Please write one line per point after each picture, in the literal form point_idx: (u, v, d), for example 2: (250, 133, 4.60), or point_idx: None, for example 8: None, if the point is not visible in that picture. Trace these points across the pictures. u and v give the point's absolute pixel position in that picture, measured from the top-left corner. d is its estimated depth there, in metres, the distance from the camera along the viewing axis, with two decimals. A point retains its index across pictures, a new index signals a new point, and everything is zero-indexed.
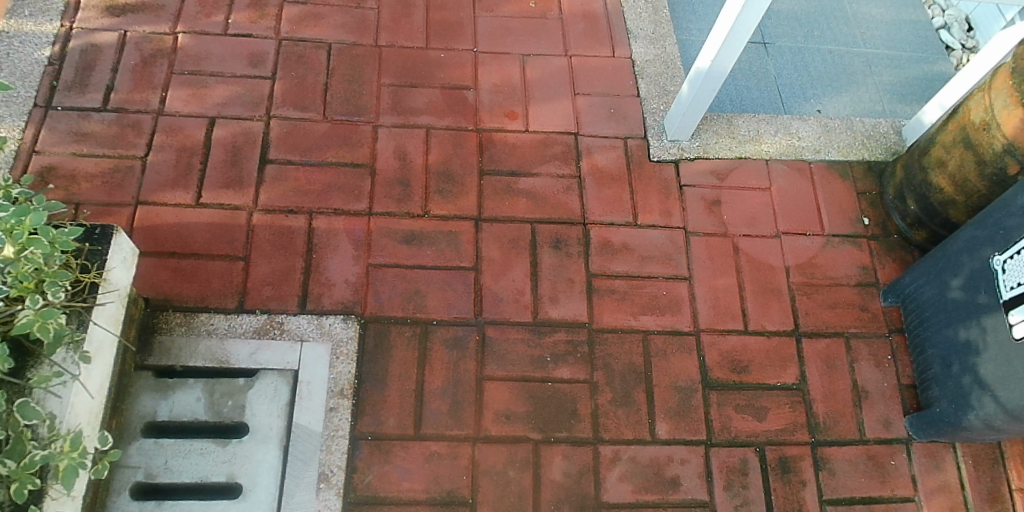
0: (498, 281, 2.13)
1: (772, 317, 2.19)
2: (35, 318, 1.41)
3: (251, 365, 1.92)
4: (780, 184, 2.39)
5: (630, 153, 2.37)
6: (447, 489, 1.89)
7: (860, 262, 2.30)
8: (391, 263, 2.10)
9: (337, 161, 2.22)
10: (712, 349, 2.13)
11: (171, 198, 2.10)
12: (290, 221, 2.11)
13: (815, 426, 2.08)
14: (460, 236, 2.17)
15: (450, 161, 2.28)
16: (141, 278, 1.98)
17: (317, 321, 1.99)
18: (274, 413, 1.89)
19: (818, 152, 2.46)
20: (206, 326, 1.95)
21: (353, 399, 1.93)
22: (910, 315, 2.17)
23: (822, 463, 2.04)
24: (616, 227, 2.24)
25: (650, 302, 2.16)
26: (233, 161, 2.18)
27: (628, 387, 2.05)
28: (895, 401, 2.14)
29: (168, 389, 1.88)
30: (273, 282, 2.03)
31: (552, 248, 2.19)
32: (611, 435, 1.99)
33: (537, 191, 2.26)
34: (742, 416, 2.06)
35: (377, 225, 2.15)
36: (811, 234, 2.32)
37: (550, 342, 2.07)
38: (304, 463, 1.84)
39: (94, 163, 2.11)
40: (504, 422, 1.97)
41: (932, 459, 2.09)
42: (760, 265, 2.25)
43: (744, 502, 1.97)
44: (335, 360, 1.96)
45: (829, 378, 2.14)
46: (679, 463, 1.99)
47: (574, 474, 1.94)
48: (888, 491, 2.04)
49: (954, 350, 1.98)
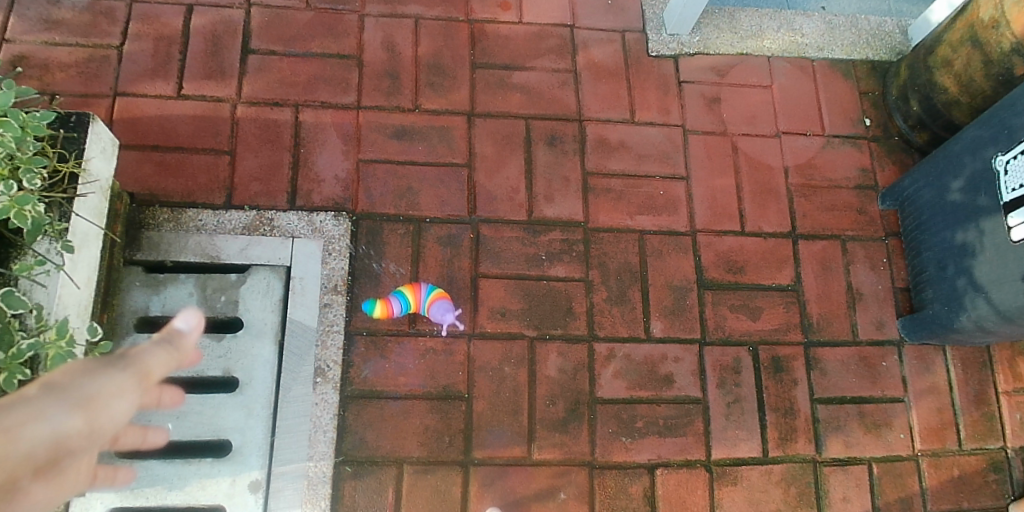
0: (493, 179, 2.08)
1: (769, 219, 2.17)
2: (11, 204, 1.32)
3: (242, 261, 1.88)
4: (782, 82, 2.31)
5: (629, 47, 2.27)
6: (444, 384, 1.90)
7: (860, 164, 2.27)
8: (382, 159, 2.04)
9: (323, 52, 2.11)
10: (708, 250, 2.11)
11: (150, 89, 2.00)
12: (275, 113, 2.03)
13: (809, 326, 2.10)
14: (452, 131, 2.10)
15: (440, 53, 2.17)
16: (125, 173, 1.91)
17: (308, 218, 1.95)
18: (267, 309, 1.87)
19: (821, 49, 2.36)
20: (194, 222, 1.90)
21: (347, 296, 1.91)
22: (908, 218, 2.16)
23: (814, 363, 2.07)
24: (613, 124, 2.18)
25: (647, 202, 2.12)
26: (214, 52, 2.06)
27: (624, 285, 2.04)
28: (888, 304, 2.15)
29: (159, 284, 1.84)
30: (261, 177, 1.97)
31: (547, 145, 2.13)
32: (607, 333, 2.00)
33: (531, 86, 2.18)
34: (737, 316, 2.07)
35: (366, 118, 2.07)
36: (811, 135, 2.27)
37: (546, 241, 2.05)
38: (301, 357, 1.84)
39: (67, 53, 2.00)
40: (499, 319, 1.97)
41: (922, 361, 2.12)
42: (759, 167, 2.21)
43: (736, 400, 2.01)
44: (327, 257, 1.92)
45: (824, 280, 2.14)
46: (673, 361, 2.01)
47: (569, 371, 1.96)
48: (877, 391, 2.08)
49: (950, 253, 1.98)
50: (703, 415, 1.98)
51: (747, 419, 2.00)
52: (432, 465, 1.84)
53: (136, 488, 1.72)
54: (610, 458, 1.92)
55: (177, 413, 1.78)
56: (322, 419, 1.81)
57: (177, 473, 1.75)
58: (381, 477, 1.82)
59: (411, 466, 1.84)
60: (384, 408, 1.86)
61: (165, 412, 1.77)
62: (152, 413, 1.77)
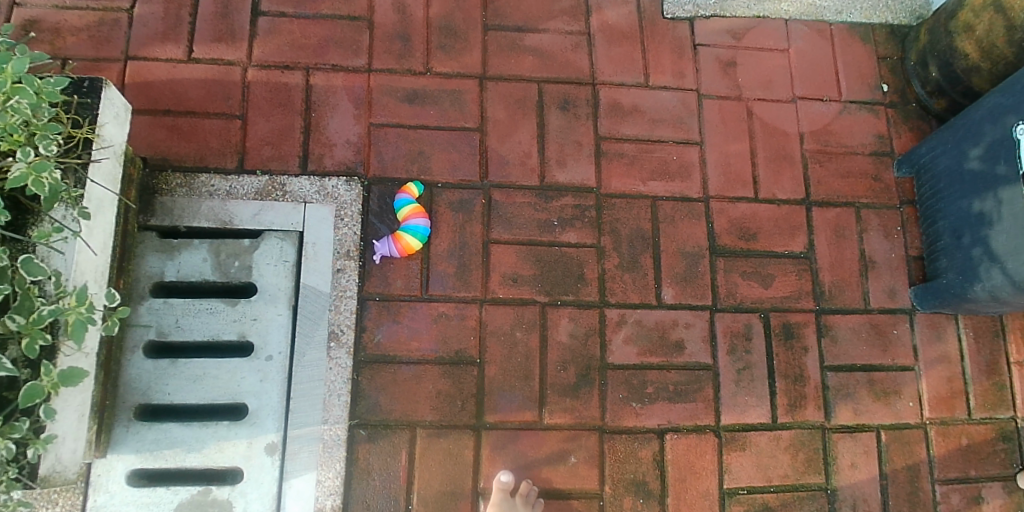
0: (504, 144, 2.06)
1: (783, 186, 2.15)
2: (28, 172, 1.33)
3: (255, 226, 1.89)
4: (799, 46, 2.26)
5: (644, 10, 2.23)
6: (455, 350, 1.91)
7: (877, 131, 2.23)
8: (394, 123, 2.02)
9: (333, 14, 2.08)
10: (721, 217, 2.10)
11: (161, 53, 1.98)
12: (286, 77, 2.01)
13: (821, 294, 2.09)
14: (464, 95, 2.08)
15: (452, 14, 2.13)
16: (137, 138, 1.91)
17: (320, 183, 1.94)
18: (281, 274, 1.88)
19: (839, 13, 2.31)
20: (207, 187, 1.90)
21: (359, 261, 1.92)
22: (923, 186, 2.13)
23: (825, 330, 2.07)
24: (627, 88, 2.16)
25: (660, 167, 2.11)
26: (224, 14, 2.03)
27: (635, 251, 2.04)
28: (901, 272, 2.14)
29: (173, 249, 1.85)
30: (272, 141, 1.96)
31: (559, 109, 2.11)
32: (618, 299, 2.00)
33: (544, 48, 2.15)
34: (749, 283, 2.07)
35: (377, 82, 2.05)
36: (828, 100, 2.24)
37: (558, 206, 2.04)
38: (314, 322, 1.85)
39: (77, 16, 1.98)
40: (511, 285, 1.97)
41: (933, 329, 2.12)
42: (774, 132, 2.18)
43: (746, 367, 2.02)
44: (339, 223, 1.92)
45: (837, 247, 2.13)
46: (684, 327, 2.01)
47: (580, 336, 1.96)
48: (888, 359, 2.08)
49: (966, 222, 1.96)
50: (713, 381, 1.99)
51: (758, 386, 2.01)
52: (444, 429, 1.87)
53: (155, 450, 1.76)
54: (620, 423, 1.94)
55: (193, 377, 1.80)
56: (336, 383, 1.84)
57: (195, 436, 1.78)
58: (394, 440, 1.85)
59: (424, 429, 1.86)
60: (397, 372, 1.88)
61: (182, 376, 1.80)
62: (169, 377, 1.79)
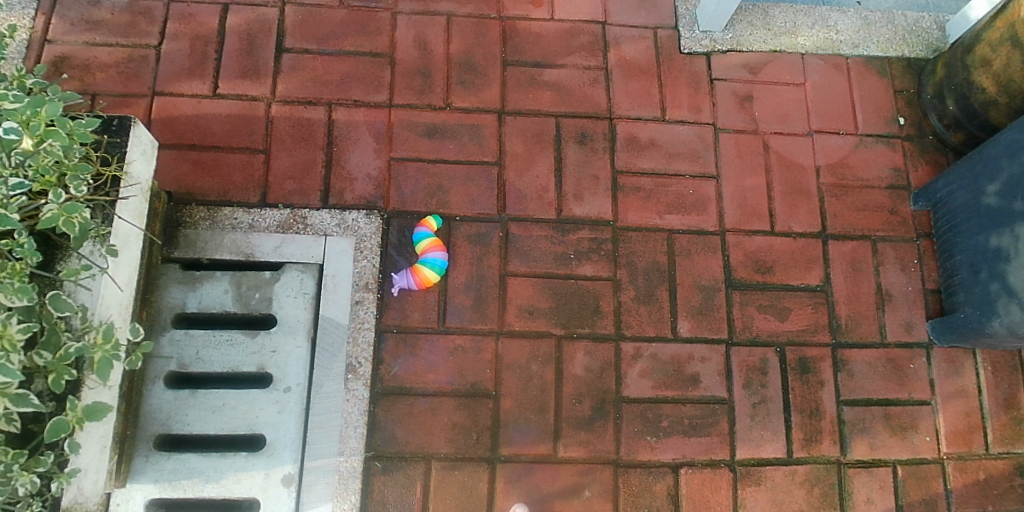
0: (522, 177, 2.09)
1: (799, 219, 2.16)
2: (60, 212, 1.36)
3: (276, 259, 1.92)
4: (815, 79, 2.28)
5: (661, 45, 2.26)
6: (471, 382, 1.93)
7: (893, 164, 2.23)
8: (413, 157, 2.06)
9: (356, 51, 2.13)
10: (737, 250, 2.11)
11: (187, 89, 2.04)
12: (309, 112, 2.06)
13: (837, 328, 2.09)
14: (482, 130, 2.11)
15: (472, 51, 2.18)
16: (162, 172, 1.96)
17: (340, 216, 1.98)
18: (300, 306, 1.91)
19: (855, 46, 2.32)
20: (230, 220, 1.94)
21: (377, 293, 1.95)
22: (940, 220, 2.13)
23: (841, 364, 2.07)
24: (643, 122, 2.18)
25: (676, 201, 2.12)
26: (249, 50, 2.09)
27: (651, 284, 2.05)
28: (918, 305, 2.13)
29: (195, 281, 1.89)
30: (295, 176, 2.00)
31: (576, 143, 2.13)
32: (634, 332, 2.01)
33: (562, 83, 2.18)
34: (765, 316, 2.07)
35: (397, 117, 2.09)
36: (844, 133, 2.24)
37: (574, 239, 2.06)
38: (332, 353, 1.88)
39: (108, 53, 2.04)
40: (528, 317, 1.99)
41: (951, 365, 2.11)
42: (790, 165, 2.19)
43: (762, 401, 2.02)
44: (358, 255, 1.96)
45: (854, 280, 2.13)
46: (699, 361, 2.02)
47: (595, 370, 1.98)
48: (905, 393, 2.07)
49: (983, 257, 1.95)
50: (728, 415, 2.00)
51: (773, 420, 2.01)
52: (459, 462, 1.88)
53: (173, 480, 1.79)
54: (634, 458, 1.94)
55: (212, 408, 1.83)
56: (353, 415, 1.86)
57: (212, 466, 1.80)
58: (409, 472, 1.86)
59: (439, 462, 1.88)
60: (413, 404, 1.90)
61: (201, 406, 1.83)
62: (188, 408, 1.83)
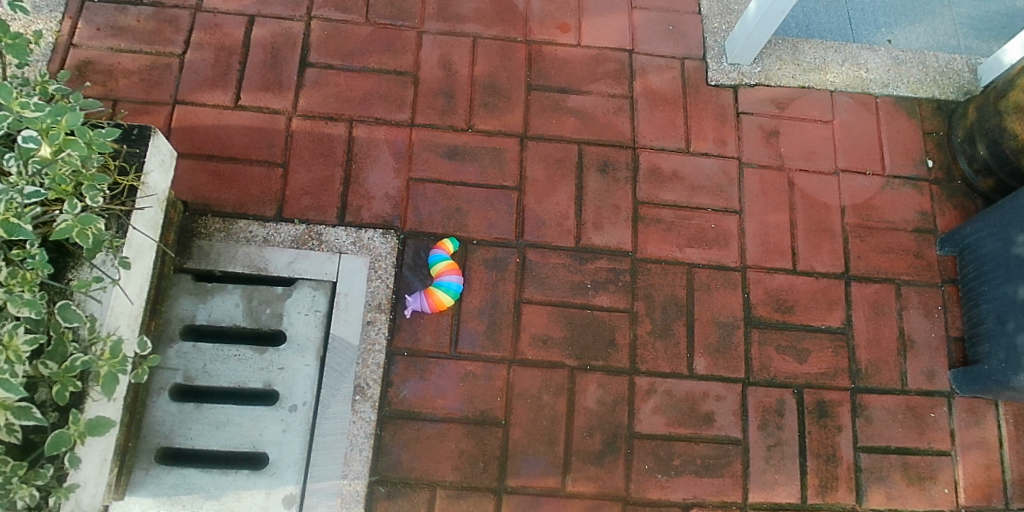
0: (541, 203, 2.06)
1: (822, 259, 2.11)
2: (74, 223, 1.32)
3: (289, 274, 1.90)
4: (843, 117, 2.24)
5: (687, 75, 2.23)
6: (481, 409, 1.89)
7: (920, 207, 2.19)
8: (433, 178, 2.04)
9: (379, 68, 2.12)
10: (757, 287, 2.07)
11: (209, 98, 2.03)
12: (330, 128, 2.05)
13: (857, 372, 2.04)
14: (504, 153, 2.09)
15: (496, 73, 2.17)
16: (180, 182, 1.95)
17: (356, 234, 1.96)
18: (311, 323, 1.88)
19: (885, 86, 2.29)
20: (245, 233, 1.93)
21: (389, 314, 1.92)
22: (967, 267, 2.08)
23: (860, 409, 2.01)
24: (667, 153, 2.15)
25: (697, 235, 2.08)
26: (273, 63, 2.09)
27: (669, 319, 2.01)
28: (941, 353, 2.08)
29: (206, 293, 1.87)
30: (312, 191, 1.99)
31: (598, 172, 2.10)
32: (649, 367, 1.97)
33: (586, 110, 2.16)
34: (783, 357, 2.02)
35: (419, 136, 2.07)
36: (870, 174, 2.20)
37: (592, 269, 2.02)
38: (341, 374, 1.85)
39: (131, 59, 2.04)
40: (541, 346, 1.95)
41: (973, 415, 2.05)
42: (815, 204, 2.15)
43: (778, 443, 1.96)
44: (372, 274, 1.93)
45: (876, 324, 2.08)
46: (715, 399, 1.97)
47: (608, 403, 1.93)
48: (925, 443, 2.01)
49: (1011, 308, 1.90)
50: (742, 457, 1.94)
51: (787, 464, 1.95)
52: (465, 491, 1.84)
53: (173, 495, 1.75)
54: (644, 496, 1.89)
55: (217, 423, 1.80)
56: (359, 437, 1.82)
57: (214, 482, 1.77)
58: (413, 499, 1.82)
59: (444, 490, 1.83)
60: (420, 430, 1.86)
61: (205, 421, 1.80)
62: (193, 422, 1.80)
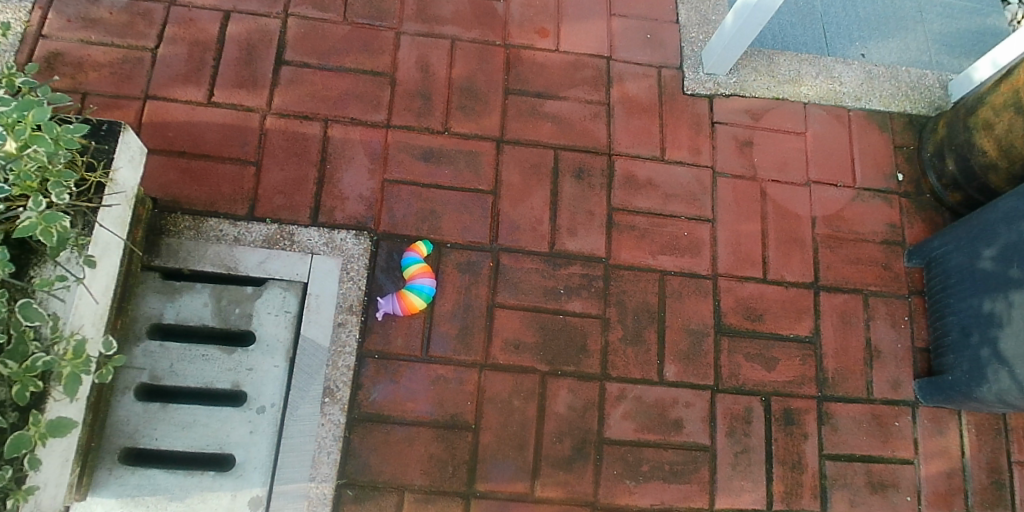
0: (516, 208, 2.06)
1: (792, 269, 2.14)
2: (38, 221, 1.30)
3: (260, 274, 1.88)
4: (815, 129, 2.28)
5: (664, 84, 2.25)
6: (451, 413, 1.89)
7: (889, 219, 2.22)
8: (408, 180, 2.03)
9: (356, 68, 2.11)
10: (728, 295, 2.09)
11: (182, 94, 2.01)
12: (304, 127, 2.03)
13: (823, 381, 2.07)
14: (480, 157, 2.09)
15: (474, 76, 2.16)
16: (150, 179, 1.92)
17: (329, 235, 1.95)
18: (281, 324, 1.86)
19: (857, 99, 2.32)
20: (215, 232, 1.90)
21: (361, 317, 1.91)
22: (933, 279, 2.12)
23: (826, 418, 2.04)
24: (641, 160, 2.16)
25: (670, 242, 2.10)
26: (248, 60, 2.07)
27: (640, 325, 2.02)
28: (906, 364, 2.11)
29: (175, 292, 1.85)
30: (285, 191, 1.97)
31: (573, 178, 2.11)
32: (619, 373, 1.98)
33: (563, 115, 2.16)
34: (752, 365, 2.04)
35: (395, 138, 2.06)
36: (841, 185, 2.24)
37: (565, 274, 2.03)
38: (310, 376, 1.84)
39: (102, 52, 2.01)
40: (513, 351, 1.95)
41: (936, 425, 2.08)
42: (786, 213, 2.18)
43: (744, 450, 1.98)
44: (344, 276, 1.92)
45: (843, 334, 2.11)
46: (683, 406, 1.99)
47: (578, 408, 1.94)
48: (888, 451, 2.04)
49: (975, 321, 1.94)
50: (709, 463, 1.96)
51: (754, 471, 1.97)
52: (433, 495, 1.83)
53: (137, 495, 1.73)
54: (612, 501, 1.90)
55: (183, 424, 1.78)
56: (327, 440, 1.81)
57: (179, 484, 1.74)
58: (381, 502, 1.81)
59: (412, 494, 1.83)
60: (389, 433, 1.85)
61: (171, 422, 1.78)
62: (158, 422, 1.77)
